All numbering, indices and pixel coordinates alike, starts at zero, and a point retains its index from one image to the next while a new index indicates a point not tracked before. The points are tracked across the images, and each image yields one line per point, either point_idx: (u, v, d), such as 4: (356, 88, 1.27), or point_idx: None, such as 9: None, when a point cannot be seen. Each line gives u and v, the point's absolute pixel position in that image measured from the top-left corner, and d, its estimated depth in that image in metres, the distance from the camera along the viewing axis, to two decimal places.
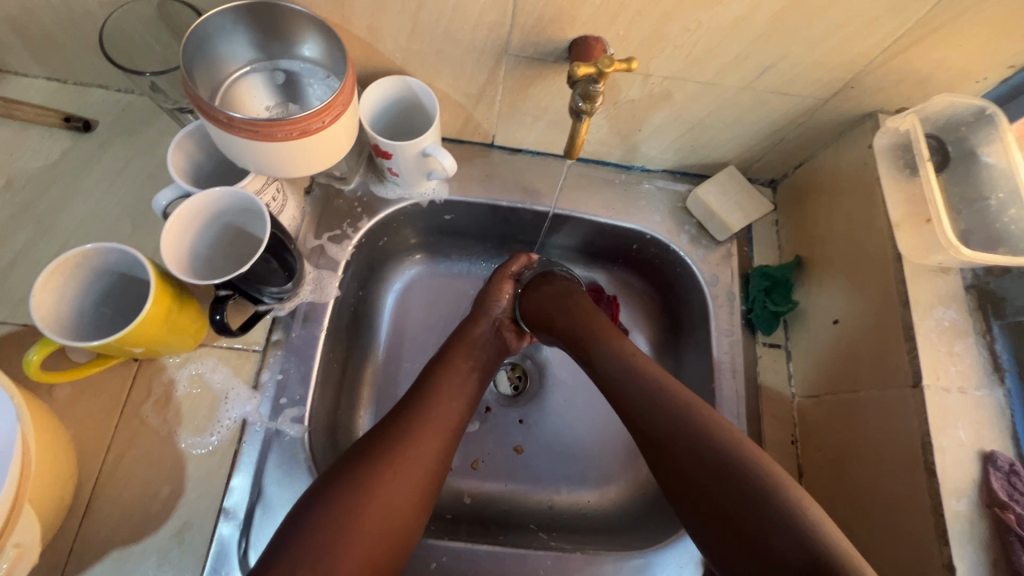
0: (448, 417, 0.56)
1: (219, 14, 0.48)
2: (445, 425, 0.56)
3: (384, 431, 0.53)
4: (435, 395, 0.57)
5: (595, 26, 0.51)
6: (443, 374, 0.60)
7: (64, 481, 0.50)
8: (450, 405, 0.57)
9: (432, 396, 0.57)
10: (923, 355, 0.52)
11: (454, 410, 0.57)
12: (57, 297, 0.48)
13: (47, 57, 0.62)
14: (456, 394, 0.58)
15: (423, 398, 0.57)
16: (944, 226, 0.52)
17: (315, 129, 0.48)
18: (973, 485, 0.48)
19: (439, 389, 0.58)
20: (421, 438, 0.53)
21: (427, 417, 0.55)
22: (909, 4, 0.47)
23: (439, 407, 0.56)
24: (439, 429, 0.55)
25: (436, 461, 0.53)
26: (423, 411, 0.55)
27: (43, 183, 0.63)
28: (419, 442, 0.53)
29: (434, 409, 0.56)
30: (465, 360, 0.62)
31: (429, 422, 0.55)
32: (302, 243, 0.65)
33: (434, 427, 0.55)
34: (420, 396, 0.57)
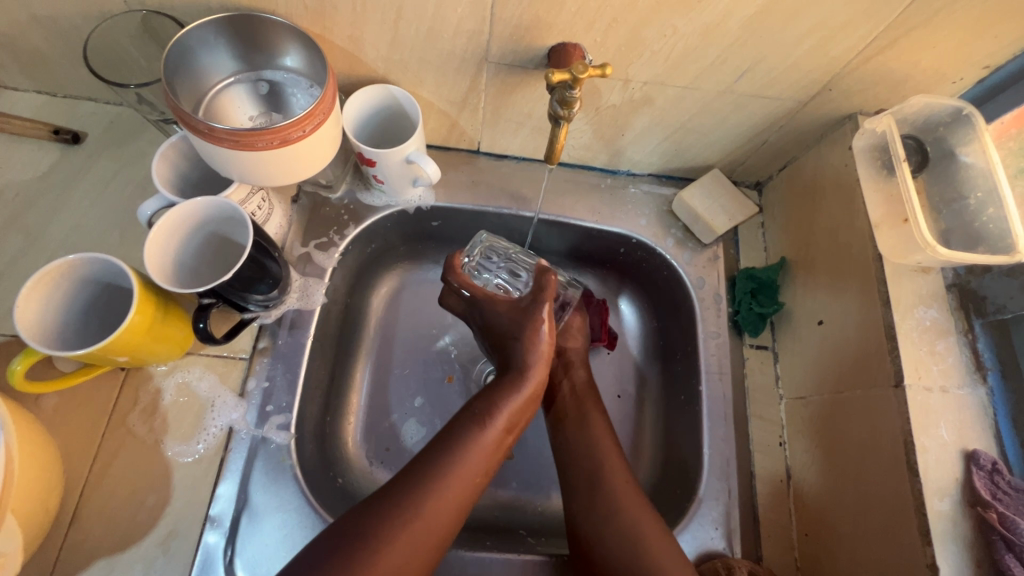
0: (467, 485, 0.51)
1: (201, 26, 0.49)
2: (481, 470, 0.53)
3: (401, 488, 0.50)
4: (460, 460, 0.52)
5: (572, 33, 0.52)
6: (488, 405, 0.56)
7: (49, 490, 0.50)
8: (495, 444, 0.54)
9: (460, 458, 0.52)
10: (904, 355, 0.52)
11: (472, 481, 0.52)
12: (42, 308, 0.48)
13: (36, 71, 0.63)
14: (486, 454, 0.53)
15: (450, 457, 0.52)
16: (921, 225, 0.51)
17: (295, 137, 0.49)
18: (957, 484, 0.48)
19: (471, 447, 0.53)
20: (457, 482, 0.51)
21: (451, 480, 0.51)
22: (880, 7, 0.47)
23: (464, 469, 0.52)
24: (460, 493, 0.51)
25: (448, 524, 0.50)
26: (466, 447, 0.52)
27: (32, 195, 0.63)
28: (453, 485, 0.51)
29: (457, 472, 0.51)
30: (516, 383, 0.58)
31: (453, 486, 0.51)
32: (289, 251, 0.66)
33: (454, 490, 0.51)
34: (443, 457, 0.52)
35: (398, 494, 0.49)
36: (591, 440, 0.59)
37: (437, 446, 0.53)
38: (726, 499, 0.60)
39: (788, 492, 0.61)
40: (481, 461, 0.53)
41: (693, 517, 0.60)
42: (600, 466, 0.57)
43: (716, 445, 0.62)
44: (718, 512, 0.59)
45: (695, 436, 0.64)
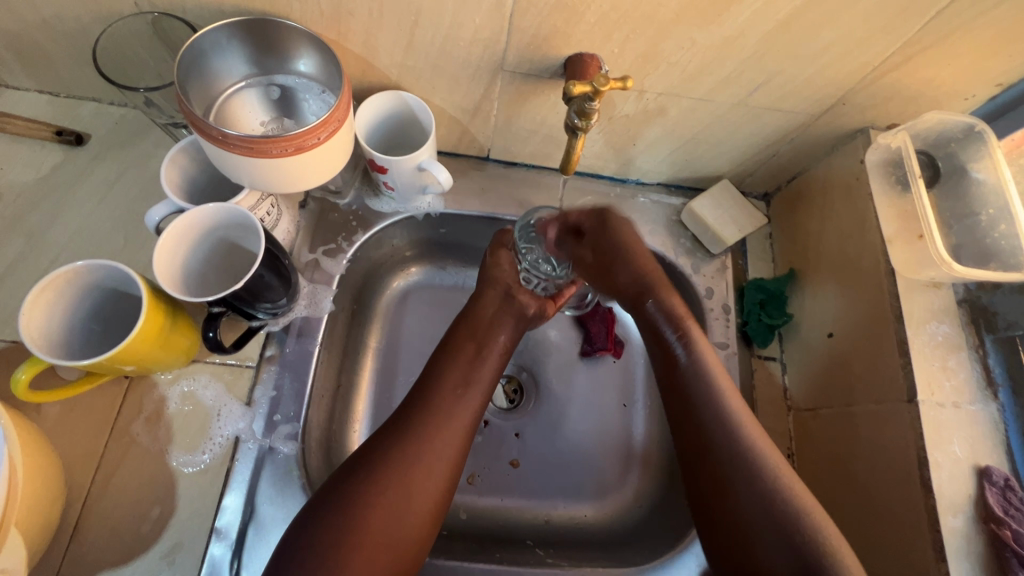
0: (462, 412, 0.55)
1: (215, 29, 0.48)
2: (452, 419, 0.54)
3: (384, 444, 0.51)
4: (446, 395, 0.55)
5: (590, 43, 0.52)
6: (446, 363, 0.58)
7: (51, 504, 0.49)
8: (460, 395, 0.55)
9: (446, 393, 0.55)
10: (917, 370, 0.52)
11: (468, 404, 0.55)
12: (47, 316, 0.47)
13: (39, 71, 0.62)
14: (473, 383, 0.57)
15: (430, 400, 0.54)
16: (937, 241, 0.52)
17: (310, 145, 0.48)
18: (970, 500, 0.48)
19: (453, 383, 0.56)
20: (423, 432, 0.52)
21: (436, 420, 0.53)
22: (898, 24, 0.47)
23: (448, 406, 0.54)
24: (456, 426, 0.54)
25: (451, 461, 0.52)
26: (426, 401, 0.54)
27: (33, 197, 0.62)
28: (421, 436, 0.52)
29: (448, 410, 0.54)
30: (470, 341, 0.60)
31: (442, 424, 0.53)
32: (297, 257, 0.65)
33: (449, 426, 0.53)
34: (423, 404, 0.54)
35: (376, 454, 0.51)
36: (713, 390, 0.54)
37: (421, 394, 0.55)
38: None
39: None
40: (467, 391, 0.56)
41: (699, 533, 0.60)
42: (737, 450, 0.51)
43: None
44: None
45: None
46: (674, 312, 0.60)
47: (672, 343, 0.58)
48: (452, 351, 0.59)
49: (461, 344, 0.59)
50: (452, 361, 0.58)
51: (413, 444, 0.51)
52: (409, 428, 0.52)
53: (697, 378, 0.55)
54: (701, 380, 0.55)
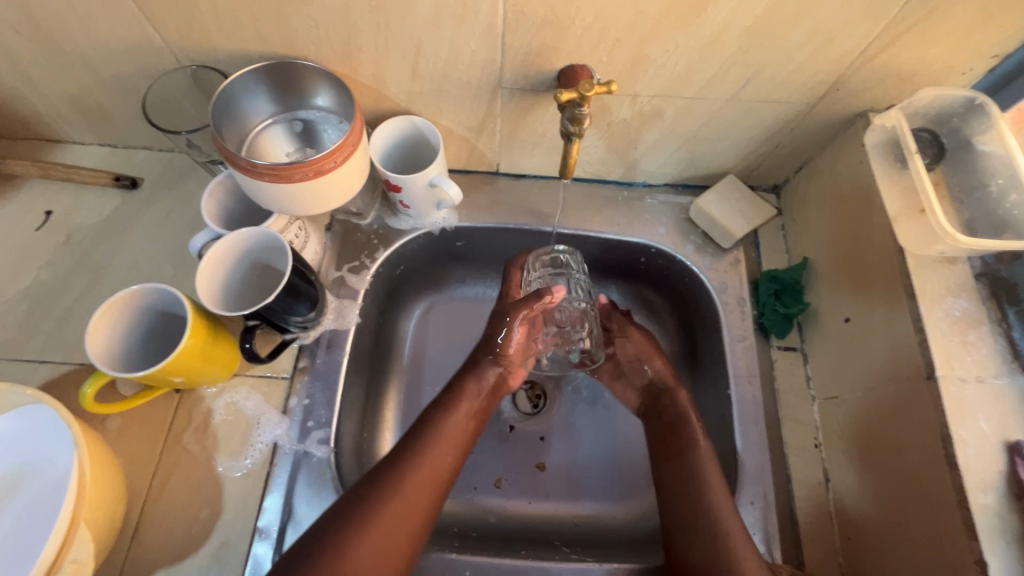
0: (437, 469, 0.58)
1: (243, 75, 0.54)
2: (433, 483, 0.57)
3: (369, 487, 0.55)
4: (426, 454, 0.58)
5: (580, 55, 0.55)
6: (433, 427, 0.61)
7: (115, 506, 0.54)
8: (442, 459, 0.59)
9: (427, 453, 0.58)
10: (935, 347, 0.51)
11: (445, 463, 0.59)
12: (108, 336, 0.53)
13: (101, 126, 0.70)
14: (454, 442, 0.61)
15: (407, 460, 0.57)
16: (937, 215, 0.52)
17: (328, 168, 0.53)
18: (1002, 477, 0.47)
19: (434, 442, 0.59)
20: (407, 494, 0.55)
21: (414, 477, 0.56)
22: (878, 6, 0.48)
23: (427, 463, 0.58)
24: (429, 481, 0.57)
25: (425, 513, 0.55)
26: (411, 464, 0.57)
27: (96, 236, 0.70)
28: (405, 498, 0.55)
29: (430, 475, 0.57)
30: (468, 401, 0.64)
31: (420, 481, 0.56)
32: (325, 275, 0.70)
33: (424, 481, 0.57)
34: (403, 457, 0.58)
35: (359, 499, 0.54)
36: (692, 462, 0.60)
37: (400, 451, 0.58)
38: (763, 506, 0.60)
39: (828, 494, 0.60)
40: (446, 453, 0.59)
41: None
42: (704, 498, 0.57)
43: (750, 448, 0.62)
44: (753, 518, 0.59)
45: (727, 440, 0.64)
46: (682, 408, 0.65)
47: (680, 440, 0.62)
48: (438, 412, 0.62)
49: (445, 405, 0.63)
50: (437, 422, 0.61)
51: (395, 495, 0.54)
52: (389, 479, 0.55)
53: (690, 467, 0.60)
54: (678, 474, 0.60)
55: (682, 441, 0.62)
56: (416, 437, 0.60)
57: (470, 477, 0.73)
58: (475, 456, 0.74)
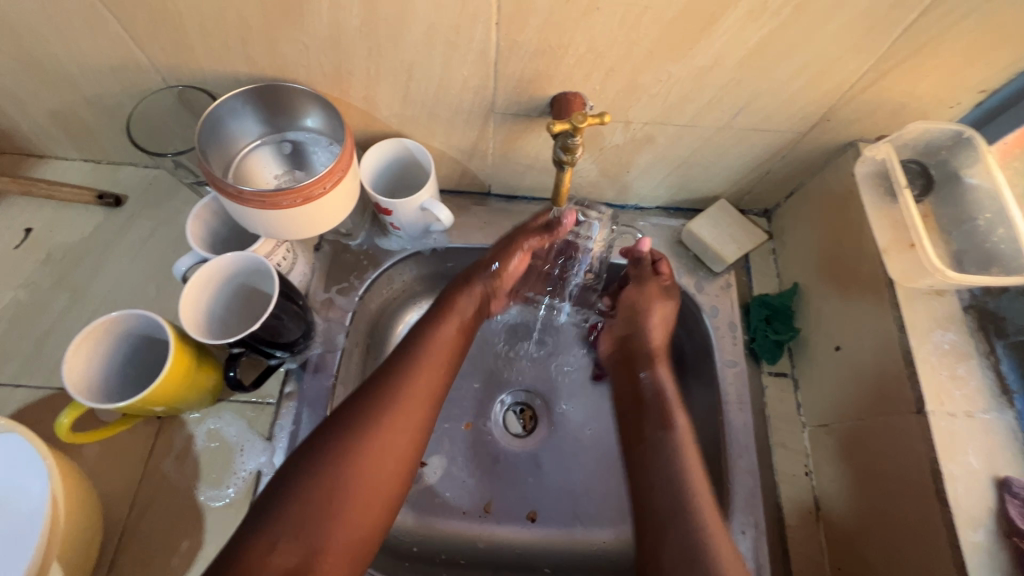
0: (429, 385, 0.57)
1: (230, 97, 0.53)
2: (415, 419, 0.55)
3: (363, 396, 0.54)
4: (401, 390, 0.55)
5: (573, 83, 0.55)
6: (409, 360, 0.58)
7: (91, 538, 0.52)
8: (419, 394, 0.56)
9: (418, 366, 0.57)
10: (924, 380, 0.52)
11: (438, 378, 0.58)
12: (87, 363, 0.52)
13: (84, 142, 0.69)
14: (443, 355, 0.60)
15: (379, 395, 0.55)
16: (927, 249, 0.52)
17: (317, 194, 0.52)
18: (990, 514, 0.47)
19: (421, 360, 0.58)
20: (386, 430, 0.53)
21: (407, 392, 0.55)
22: (868, 42, 0.49)
23: (420, 376, 0.57)
24: (425, 398, 0.56)
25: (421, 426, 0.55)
26: (386, 399, 0.54)
27: (77, 255, 0.68)
28: (384, 435, 0.53)
29: (408, 408, 0.55)
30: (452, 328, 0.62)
31: (413, 398, 0.55)
32: (312, 297, 0.69)
33: (418, 400, 0.55)
34: (392, 371, 0.56)
35: (352, 409, 0.53)
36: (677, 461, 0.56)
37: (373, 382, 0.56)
38: (755, 533, 0.58)
39: (819, 523, 0.60)
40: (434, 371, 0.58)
41: None
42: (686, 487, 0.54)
43: (741, 477, 0.61)
44: (747, 547, 0.58)
45: (718, 467, 0.64)
46: (666, 396, 0.61)
47: (674, 418, 0.59)
48: (421, 330, 0.61)
49: (427, 325, 0.61)
50: (422, 338, 0.59)
51: (384, 419, 0.53)
52: (383, 390, 0.55)
53: (666, 451, 0.57)
54: (667, 463, 0.56)
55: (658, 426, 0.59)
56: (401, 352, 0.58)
57: (460, 501, 0.72)
58: (465, 481, 0.73)
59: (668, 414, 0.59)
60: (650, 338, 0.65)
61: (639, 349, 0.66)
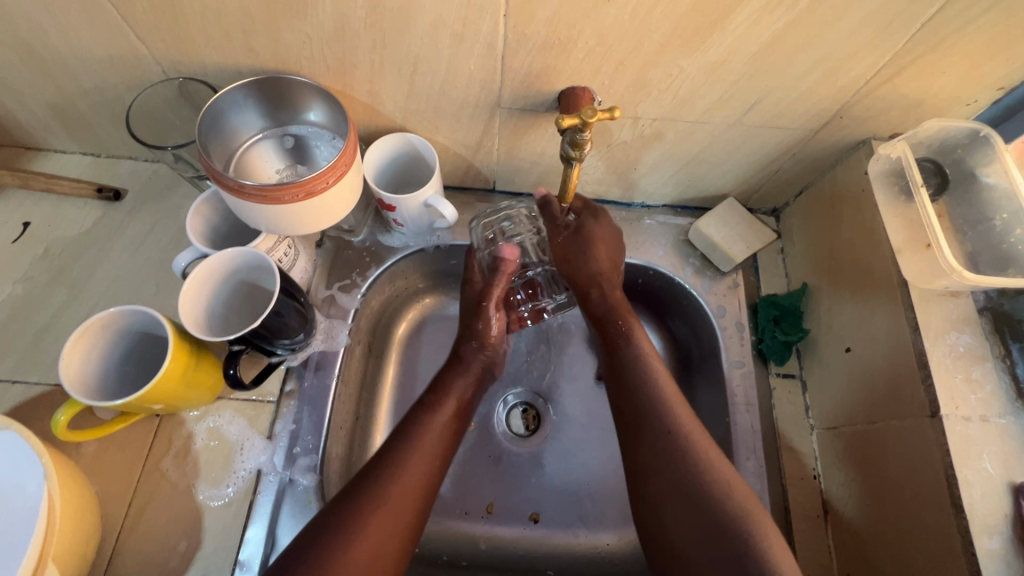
0: (416, 480, 0.54)
1: (231, 90, 0.52)
2: (416, 487, 0.54)
3: (347, 502, 0.51)
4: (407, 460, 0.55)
5: (581, 77, 0.54)
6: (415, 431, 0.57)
7: (89, 537, 0.52)
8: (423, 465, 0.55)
9: (403, 462, 0.54)
10: (938, 384, 0.50)
11: (428, 469, 0.55)
12: (84, 360, 0.51)
13: (83, 134, 0.68)
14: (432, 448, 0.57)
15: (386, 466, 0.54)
16: (944, 250, 0.51)
17: (319, 189, 0.51)
18: (1006, 520, 0.46)
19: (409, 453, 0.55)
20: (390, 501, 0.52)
21: (394, 487, 0.53)
22: (885, 37, 0.48)
23: (411, 465, 0.54)
24: (416, 486, 0.54)
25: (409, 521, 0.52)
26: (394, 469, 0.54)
27: (76, 249, 0.67)
28: (388, 506, 0.51)
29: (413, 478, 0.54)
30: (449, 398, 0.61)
31: (405, 487, 0.53)
32: (314, 294, 0.68)
33: (405, 495, 0.53)
34: (385, 466, 0.54)
35: (339, 511, 0.50)
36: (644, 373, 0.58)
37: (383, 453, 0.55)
38: None
39: (827, 527, 0.59)
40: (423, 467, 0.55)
41: None
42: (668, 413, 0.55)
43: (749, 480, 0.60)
44: None
45: None
46: (616, 305, 0.63)
47: (614, 333, 0.62)
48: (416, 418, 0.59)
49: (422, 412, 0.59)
50: (414, 428, 0.58)
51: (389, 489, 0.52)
52: (372, 489, 0.52)
53: (647, 389, 0.57)
54: (641, 375, 0.58)
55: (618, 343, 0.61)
56: (392, 444, 0.56)
57: (462, 501, 0.71)
58: (467, 481, 0.72)
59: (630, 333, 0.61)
60: (592, 265, 0.64)
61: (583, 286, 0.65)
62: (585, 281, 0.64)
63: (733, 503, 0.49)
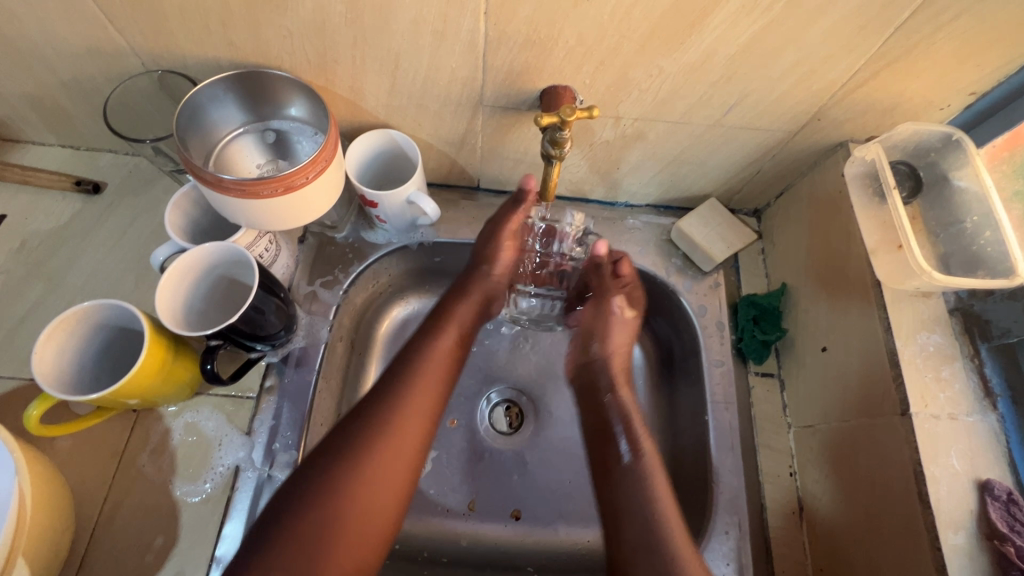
0: (415, 424, 0.55)
1: (211, 84, 0.52)
2: (411, 434, 0.54)
3: (340, 449, 0.51)
4: (400, 405, 0.55)
5: (562, 76, 0.54)
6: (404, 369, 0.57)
7: (61, 533, 0.51)
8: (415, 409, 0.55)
9: (406, 398, 0.55)
10: (909, 383, 0.52)
11: (423, 415, 0.56)
12: (58, 354, 0.50)
13: (61, 127, 0.67)
14: (439, 373, 0.58)
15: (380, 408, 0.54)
16: (914, 251, 0.52)
17: (299, 184, 0.51)
18: (972, 516, 0.48)
19: (415, 387, 0.56)
20: (385, 448, 0.52)
21: (388, 430, 0.53)
22: (860, 41, 0.48)
23: (406, 410, 0.55)
24: (410, 435, 0.54)
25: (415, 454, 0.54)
26: (385, 412, 0.54)
27: (53, 243, 0.67)
28: (383, 453, 0.52)
29: (405, 423, 0.54)
30: (444, 342, 0.61)
31: (397, 435, 0.53)
32: (296, 290, 0.68)
33: (407, 439, 0.54)
34: (375, 408, 0.54)
35: (341, 447, 0.51)
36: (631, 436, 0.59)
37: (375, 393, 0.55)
38: (738, 534, 0.58)
39: (802, 524, 0.60)
40: (427, 393, 0.56)
41: (704, 552, 0.57)
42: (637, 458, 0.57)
43: (726, 477, 0.61)
44: (730, 548, 0.58)
45: (703, 467, 0.63)
46: (614, 373, 0.64)
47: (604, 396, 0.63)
48: (419, 345, 0.59)
49: (423, 338, 0.60)
50: (409, 367, 0.57)
51: (384, 432, 0.53)
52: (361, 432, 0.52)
53: (633, 480, 0.56)
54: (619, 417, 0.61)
55: (604, 394, 0.63)
56: (394, 379, 0.56)
57: (444, 498, 0.71)
58: (449, 478, 0.72)
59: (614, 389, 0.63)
60: (611, 367, 0.65)
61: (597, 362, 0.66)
62: (604, 369, 0.65)
63: (671, 535, 0.52)
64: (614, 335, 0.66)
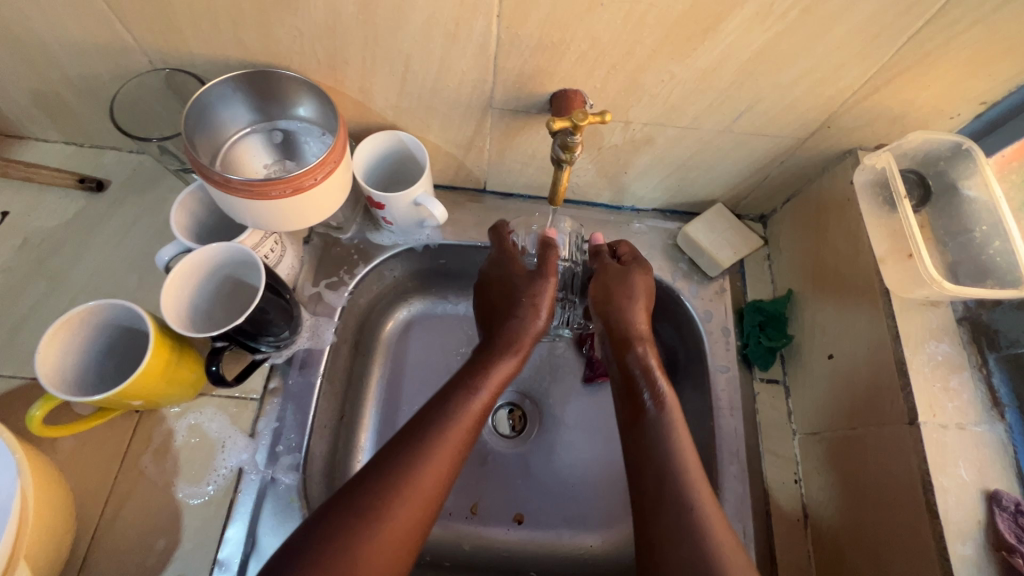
0: (451, 450, 0.52)
1: (220, 83, 0.51)
2: (447, 458, 0.51)
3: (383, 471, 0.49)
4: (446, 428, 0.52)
5: (573, 80, 0.54)
6: (456, 397, 0.54)
7: (63, 534, 0.51)
8: (455, 437, 0.52)
9: (436, 441, 0.51)
10: (917, 392, 0.51)
11: (460, 443, 0.52)
12: (62, 354, 0.50)
13: (65, 123, 0.66)
14: (464, 432, 0.53)
15: (427, 432, 0.52)
16: (925, 261, 0.52)
17: (308, 185, 0.50)
18: (979, 527, 0.48)
19: (438, 443, 0.51)
20: (422, 471, 0.49)
21: (428, 458, 0.50)
22: (873, 49, 0.48)
23: (448, 436, 0.52)
24: (443, 463, 0.51)
25: (421, 526, 0.49)
26: (430, 436, 0.51)
27: (55, 241, 0.66)
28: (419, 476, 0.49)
29: (443, 448, 0.51)
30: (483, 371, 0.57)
31: (431, 461, 0.50)
32: (300, 291, 0.67)
33: (438, 465, 0.50)
34: (419, 432, 0.52)
35: (362, 488, 0.48)
36: (669, 443, 0.52)
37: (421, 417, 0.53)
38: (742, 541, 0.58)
39: (806, 531, 0.60)
40: (452, 453, 0.51)
41: None
42: (679, 460, 0.52)
43: (731, 484, 0.60)
44: None
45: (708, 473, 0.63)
46: (651, 367, 0.58)
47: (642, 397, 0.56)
48: (453, 395, 0.55)
49: (460, 390, 0.55)
50: (459, 396, 0.55)
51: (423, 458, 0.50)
52: (407, 452, 0.50)
53: (658, 428, 0.54)
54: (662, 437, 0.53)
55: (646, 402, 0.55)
56: (426, 422, 0.52)
57: (446, 501, 0.71)
58: (451, 480, 0.72)
59: (658, 396, 0.55)
60: (631, 322, 0.61)
61: (615, 330, 0.61)
62: (625, 333, 0.60)
63: (710, 526, 0.48)
64: (638, 314, 0.61)
